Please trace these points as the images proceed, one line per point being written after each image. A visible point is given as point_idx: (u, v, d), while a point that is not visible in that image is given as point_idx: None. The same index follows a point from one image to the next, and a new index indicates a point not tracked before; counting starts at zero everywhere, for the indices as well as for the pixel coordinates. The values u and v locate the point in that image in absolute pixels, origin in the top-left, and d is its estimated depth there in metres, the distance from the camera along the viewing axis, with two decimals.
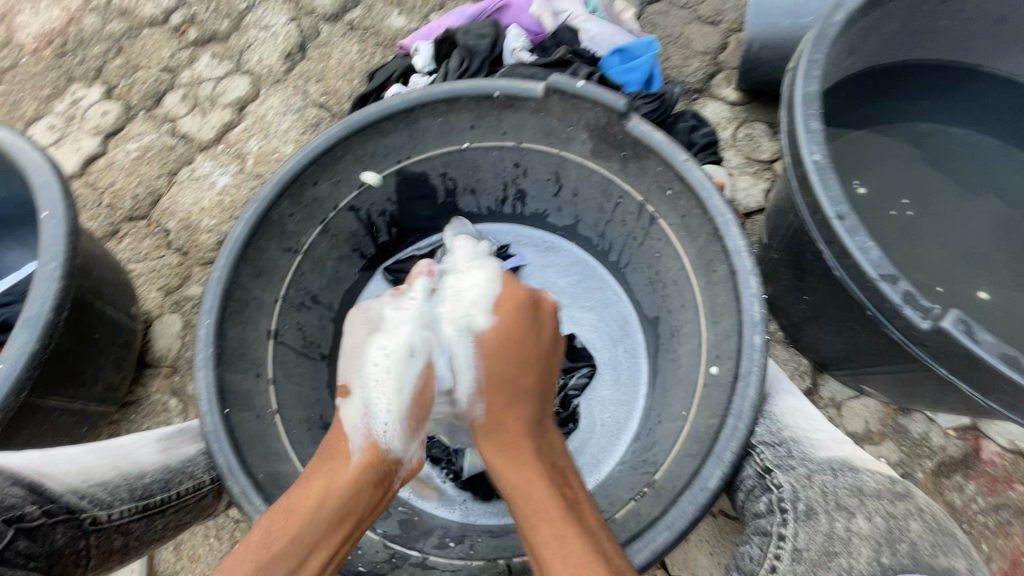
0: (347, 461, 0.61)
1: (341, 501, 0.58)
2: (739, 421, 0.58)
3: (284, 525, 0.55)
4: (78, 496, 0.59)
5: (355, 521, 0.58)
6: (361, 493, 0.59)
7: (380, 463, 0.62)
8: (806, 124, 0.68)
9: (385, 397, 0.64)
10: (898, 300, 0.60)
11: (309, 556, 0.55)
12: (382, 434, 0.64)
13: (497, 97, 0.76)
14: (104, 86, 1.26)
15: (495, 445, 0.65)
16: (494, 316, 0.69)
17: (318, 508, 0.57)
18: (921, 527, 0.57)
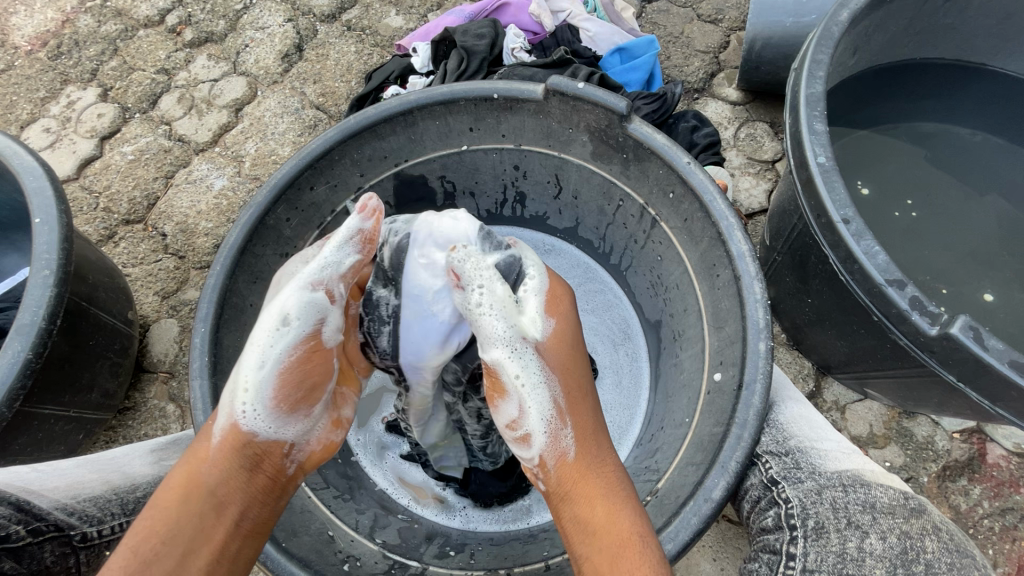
0: (207, 444, 0.54)
1: (209, 492, 0.52)
2: (743, 429, 0.57)
3: (156, 526, 0.50)
4: (68, 512, 0.57)
5: (235, 511, 0.52)
6: (232, 481, 0.53)
7: (241, 446, 0.54)
8: (811, 126, 0.67)
9: (244, 376, 0.53)
10: (906, 306, 0.59)
11: (185, 561, 0.49)
12: (244, 418, 0.54)
13: (496, 100, 0.75)
14: (99, 88, 1.24)
15: (580, 473, 0.56)
16: (551, 320, 0.61)
17: (183, 503, 0.51)
18: (937, 547, 0.54)
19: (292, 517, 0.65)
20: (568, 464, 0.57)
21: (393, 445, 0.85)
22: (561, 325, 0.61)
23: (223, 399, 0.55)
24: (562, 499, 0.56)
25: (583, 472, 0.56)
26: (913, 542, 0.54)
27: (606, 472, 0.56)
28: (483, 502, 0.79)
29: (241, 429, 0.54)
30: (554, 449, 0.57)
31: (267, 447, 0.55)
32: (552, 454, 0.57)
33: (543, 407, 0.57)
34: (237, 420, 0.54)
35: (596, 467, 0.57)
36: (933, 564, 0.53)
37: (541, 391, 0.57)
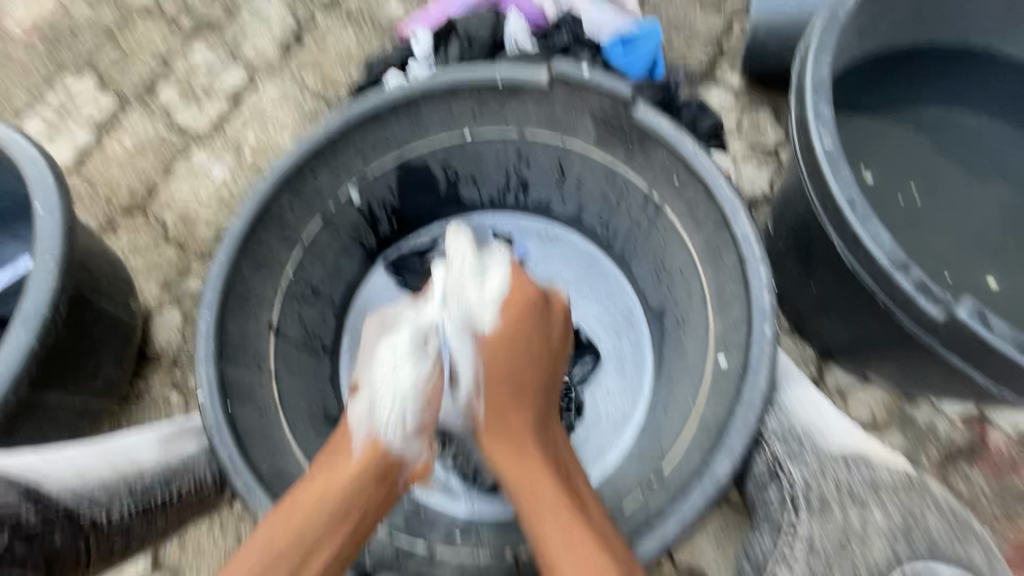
0: (351, 455, 0.59)
1: (343, 501, 0.56)
2: (749, 412, 0.57)
3: (293, 523, 0.54)
4: (77, 498, 0.57)
5: (360, 519, 0.57)
6: (361, 492, 0.57)
7: (380, 460, 0.59)
8: (816, 109, 0.66)
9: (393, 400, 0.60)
10: (911, 289, 0.60)
11: (307, 560, 0.53)
12: (384, 433, 0.60)
13: (500, 85, 0.75)
14: (97, 77, 1.23)
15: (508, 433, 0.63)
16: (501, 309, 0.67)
17: (320, 507, 0.55)
18: (939, 521, 0.57)
19: None
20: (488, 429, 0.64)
21: None
22: (515, 348, 0.67)
23: (363, 416, 0.61)
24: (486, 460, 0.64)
25: (498, 436, 0.63)
26: (915, 517, 0.57)
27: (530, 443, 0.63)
28: (488, 486, 0.80)
29: (379, 444, 0.59)
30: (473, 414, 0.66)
31: (393, 464, 0.60)
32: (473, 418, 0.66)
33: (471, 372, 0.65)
34: (376, 440, 0.59)
35: (521, 423, 0.64)
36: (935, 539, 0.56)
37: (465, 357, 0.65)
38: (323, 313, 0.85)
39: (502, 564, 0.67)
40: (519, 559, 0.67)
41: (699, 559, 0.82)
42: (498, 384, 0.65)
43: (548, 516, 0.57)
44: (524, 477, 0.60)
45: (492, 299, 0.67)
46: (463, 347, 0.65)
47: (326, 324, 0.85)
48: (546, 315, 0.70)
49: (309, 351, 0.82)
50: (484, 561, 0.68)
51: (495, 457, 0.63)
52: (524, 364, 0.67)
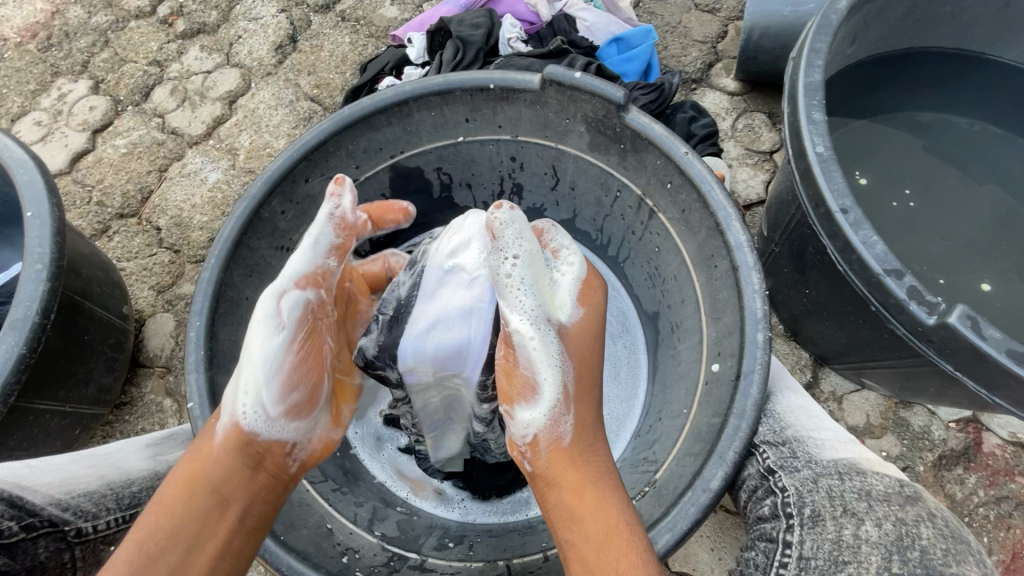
0: (210, 444, 0.57)
1: (214, 488, 0.55)
2: (741, 420, 0.57)
3: (161, 521, 0.53)
4: (62, 507, 0.56)
5: (237, 508, 0.56)
6: (233, 479, 0.56)
7: (243, 445, 0.57)
8: (809, 115, 0.66)
9: (251, 383, 0.57)
10: (903, 296, 0.59)
11: (191, 555, 0.53)
12: (244, 417, 0.57)
13: (493, 90, 0.74)
14: (91, 80, 1.23)
15: (571, 459, 0.58)
16: (580, 308, 0.63)
17: (187, 497, 0.55)
18: (933, 533, 0.54)
19: (291, 511, 0.65)
20: (562, 449, 0.58)
21: (392, 438, 0.85)
22: (586, 355, 0.62)
23: (226, 401, 0.58)
24: (551, 484, 0.58)
25: (575, 459, 0.58)
26: (908, 528, 0.53)
27: (597, 464, 0.58)
28: (482, 494, 0.80)
29: (241, 429, 0.57)
30: (552, 433, 0.59)
31: (267, 446, 0.58)
32: (548, 435, 0.59)
33: (555, 387, 0.59)
34: (235, 419, 0.57)
35: (592, 446, 0.59)
36: (928, 551, 0.51)
37: (555, 367, 0.59)
38: None
39: (495, 569, 0.65)
40: (511, 564, 0.65)
41: (694, 566, 0.82)
42: (580, 398, 0.61)
43: (629, 557, 0.51)
44: (605, 509, 0.54)
45: (568, 296, 0.63)
46: (552, 352, 0.59)
47: None
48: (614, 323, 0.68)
49: None
50: (475, 568, 0.66)
51: (567, 483, 0.57)
52: (595, 378, 0.63)
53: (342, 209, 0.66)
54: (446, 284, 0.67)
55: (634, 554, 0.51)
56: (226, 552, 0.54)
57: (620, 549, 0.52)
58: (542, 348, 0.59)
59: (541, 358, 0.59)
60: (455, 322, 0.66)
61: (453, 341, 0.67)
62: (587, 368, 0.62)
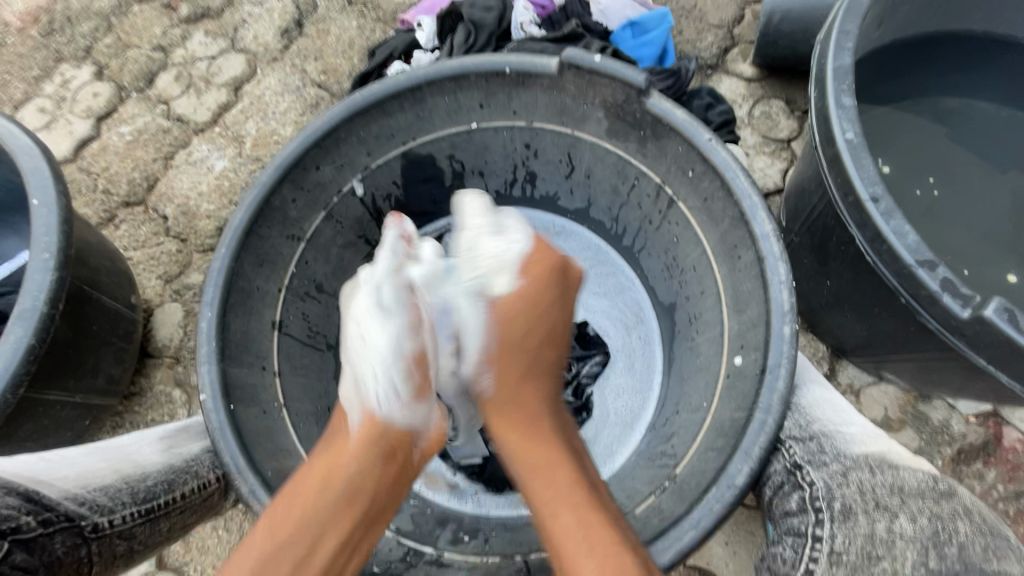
0: (348, 437, 0.59)
1: (348, 483, 0.56)
2: (767, 415, 0.56)
3: (292, 504, 0.55)
4: (78, 502, 0.55)
5: (364, 501, 0.56)
6: (367, 475, 0.57)
7: (378, 437, 0.58)
8: (838, 100, 0.64)
9: (371, 366, 0.57)
10: (936, 288, 0.57)
11: (311, 553, 0.53)
12: (376, 403, 0.58)
13: (509, 74, 0.72)
14: (94, 66, 1.21)
15: (502, 414, 0.64)
16: (519, 280, 0.67)
17: (323, 487, 0.55)
18: (970, 529, 0.52)
19: None
20: (487, 400, 0.66)
21: None
22: (520, 320, 0.66)
23: (353, 392, 0.60)
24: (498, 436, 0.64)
25: (518, 425, 0.63)
26: (945, 523, 0.52)
27: (544, 436, 0.62)
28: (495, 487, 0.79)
29: (376, 420, 0.58)
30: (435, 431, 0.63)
31: (399, 437, 0.59)
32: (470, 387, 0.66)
33: (472, 346, 0.65)
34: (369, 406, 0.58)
35: (529, 406, 0.65)
36: (970, 551, 0.51)
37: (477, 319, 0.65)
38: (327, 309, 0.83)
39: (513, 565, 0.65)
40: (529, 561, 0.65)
41: (709, 560, 0.81)
42: (506, 348, 0.66)
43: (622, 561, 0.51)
44: (553, 479, 0.59)
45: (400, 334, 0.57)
46: (474, 310, 0.65)
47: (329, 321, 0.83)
48: (560, 286, 0.70)
49: (313, 348, 0.80)
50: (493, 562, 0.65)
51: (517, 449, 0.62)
52: (539, 341, 0.68)
53: (402, 230, 0.67)
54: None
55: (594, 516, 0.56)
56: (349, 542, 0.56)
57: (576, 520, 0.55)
58: (467, 309, 0.65)
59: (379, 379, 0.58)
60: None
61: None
62: (514, 332, 0.66)
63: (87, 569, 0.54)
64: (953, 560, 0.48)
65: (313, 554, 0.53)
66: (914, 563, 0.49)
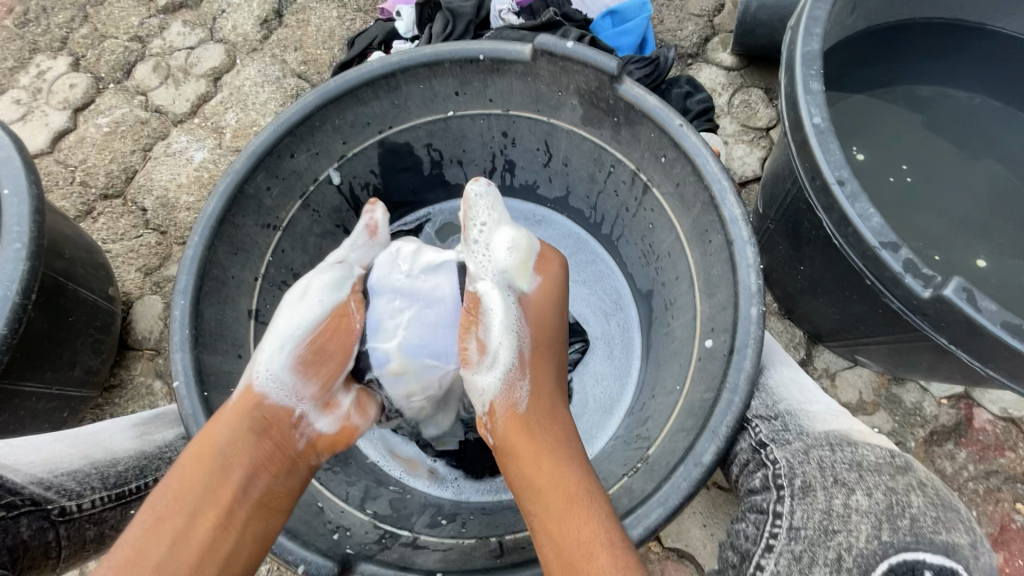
0: (222, 408, 0.59)
1: (220, 453, 0.56)
2: (734, 395, 0.57)
3: (172, 484, 0.55)
4: (44, 486, 0.55)
5: (238, 475, 0.56)
6: (240, 446, 0.57)
7: (254, 408, 0.59)
8: (806, 86, 0.64)
9: (268, 345, 0.61)
10: (899, 269, 0.59)
11: (192, 521, 0.53)
12: (259, 377, 0.60)
13: (483, 61, 0.72)
14: (70, 57, 1.19)
15: (520, 425, 0.61)
16: (538, 278, 0.68)
17: (192, 465, 0.55)
18: (922, 502, 0.53)
19: None
20: (517, 415, 0.62)
21: None
22: (542, 308, 0.67)
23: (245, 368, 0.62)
24: (507, 453, 0.60)
25: (529, 424, 0.61)
26: (898, 497, 0.53)
27: (546, 419, 0.62)
28: (475, 473, 0.79)
29: (253, 390, 0.59)
30: (508, 399, 0.62)
31: (276, 413, 0.60)
32: (503, 402, 0.62)
33: (508, 357, 0.63)
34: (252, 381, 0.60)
35: (550, 426, 0.61)
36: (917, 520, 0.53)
37: (512, 339, 0.63)
38: None
39: (487, 545, 0.65)
40: (504, 541, 0.65)
41: (687, 541, 0.82)
42: (539, 352, 0.65)
43: (599, 544, 0.52)
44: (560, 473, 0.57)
45: (527, 266, 0.68)
46: (510, 311, 0.64)
47: None
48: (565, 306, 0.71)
49: None
50: (468, 544, 0.66)
51: (523, 454, 0.59)
52: (544, 338, 0.67)
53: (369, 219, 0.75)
54: (398, 272, 0.71)
55: (592, 520, 0.54)
56: (229, 521, 0.54)
57: (579, 524, 0.54)
58: (502, 301, 0.64)
59: (497, 325, 0.63)
60: (414, 315, 0.69)
61: (418, 341, 0.69)
62: (540, 335, 0.66)
63: (55, 552, 0.56)
64: (905, 532, 0.50)
65: (191, 530, 0.53)
66: (869, 537, 0.50)
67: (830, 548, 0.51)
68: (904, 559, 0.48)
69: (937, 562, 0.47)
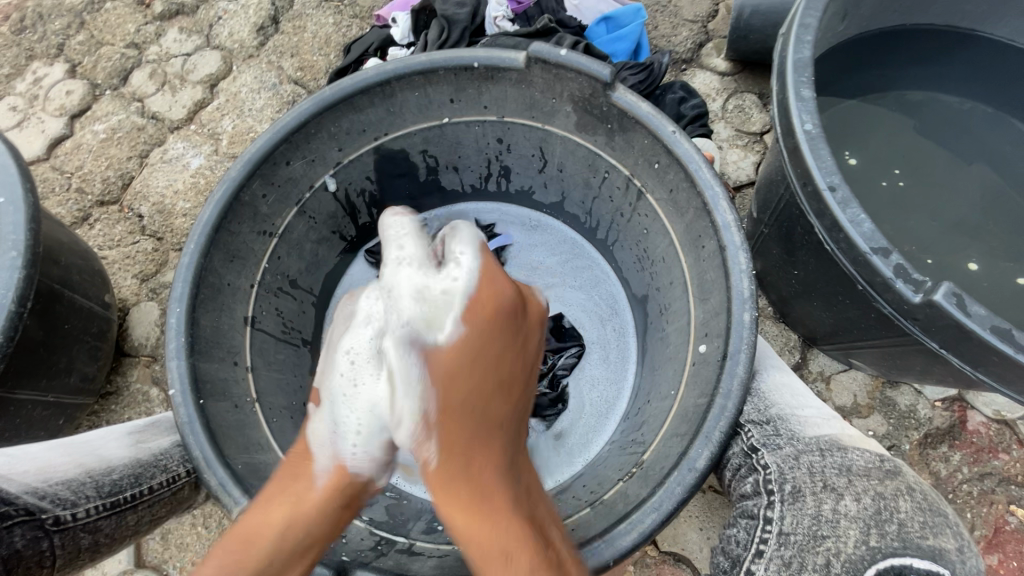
0: (313, 486, 0.57)
1: (307, 532, 0.54)
2: (727, 400, 0.57)
3: (243, 560, 0.52)
4: (38, 496, 0.55)
5: (320, 550, 0.55)
6: (325, 523, 0.55)
7: (346, 487, 0.58)
8: (798, 93, 0.65)
9: (356, 425, 0.60)
10: (890, 274, 0.59)
11: None
12: (350, 456, 0.59)
13: (477, 69, 0.73)
14: (67, 64, 1.19)
15: (447, 455, 0.56)
16: (476, 296, 0.61)
17: (283, 535, 0.53)
18: (911, 507, 0.55)
19: None
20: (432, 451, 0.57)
21: None
22: (485, 325, 0.60)
23: (330, 443, 0.60)
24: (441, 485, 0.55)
25: (449, 461, 0.56)
26: (887, 502, 0.55)
27: (462, 453, 0.56)
28: None
29: (346, 469, 0.58)
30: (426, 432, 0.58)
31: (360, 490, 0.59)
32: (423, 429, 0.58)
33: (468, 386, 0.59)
34: (341, 460, 0.59)
35: (482, 458, 0.56)
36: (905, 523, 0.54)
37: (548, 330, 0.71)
38: (302, 305, 0.83)
39: None
40: None
41: (683, 545, 0.82)
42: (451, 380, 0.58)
43: None
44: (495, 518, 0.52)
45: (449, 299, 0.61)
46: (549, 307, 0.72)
47: (305, 317, 0.84)
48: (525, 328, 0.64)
49: (287, 344, 0.80)
50: (463, 550, 0.65)
51: (455, 486, 0.55)
52: (501, 368, 0.60)
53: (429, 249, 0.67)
54: None
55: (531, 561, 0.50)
56: None
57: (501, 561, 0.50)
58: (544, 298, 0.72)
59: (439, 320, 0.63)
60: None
61: None
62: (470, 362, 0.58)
63: (49, 561, 0.55)
64: (892, 538, 0.52)
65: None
66: (856, 542, 0.52)
67: (819, 553, 0.52)
68: (892, 564, 0.50)
69: (922, 567, 0.50)
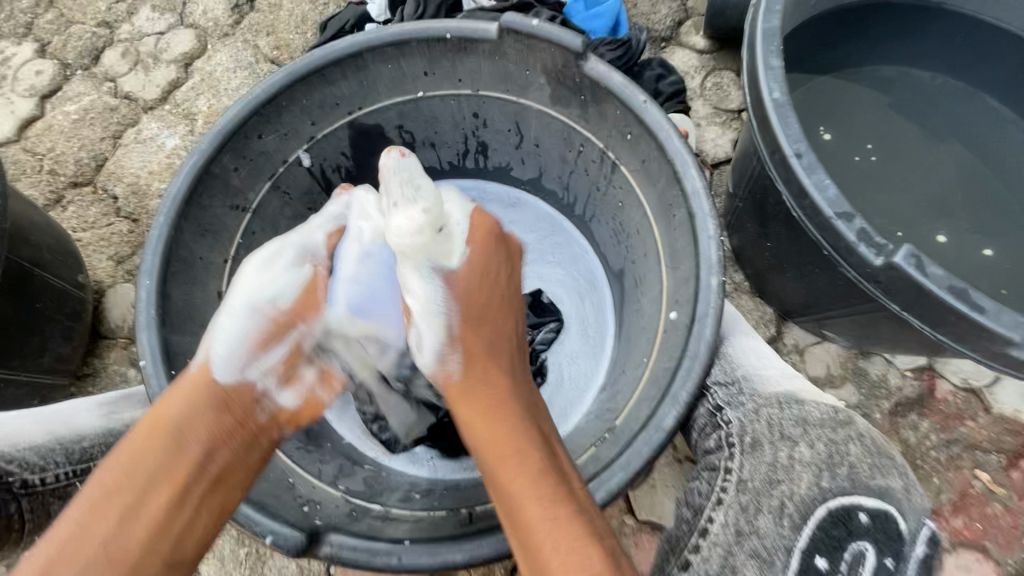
0: (184, 381, 0.58)
1: (174, 429, 0.54)
2: (695, 361, 0.58)
3: (130, 458, 0.53)
4: (6, 459, 0.59)
5: (199, 448, 0.55)
6: (197, 420, 0.56)
7: (214, 387, 0.58)
8: (766, 62, 0.66)
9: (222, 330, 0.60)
10: (853, 238, 0.60)
11: (145, 497, 0.52)
12: (220, 359, 0.59)
13: (449, 40, 0.73)
14: (35, 43, 1.17)
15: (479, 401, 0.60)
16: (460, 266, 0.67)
17: (148, 434, 0.54)
18: (860, 450, 0.63)
19: None
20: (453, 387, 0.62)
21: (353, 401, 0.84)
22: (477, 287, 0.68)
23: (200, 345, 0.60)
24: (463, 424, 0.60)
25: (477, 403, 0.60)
26: (838, 447, 0.63)
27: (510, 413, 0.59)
28: (450, 452, 0.81)
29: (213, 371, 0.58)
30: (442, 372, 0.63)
31: (235, 389, 0.59)
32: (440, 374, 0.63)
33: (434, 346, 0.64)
34: (212, 355, 0.59)
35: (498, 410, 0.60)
36: (855, 466, 0.62)
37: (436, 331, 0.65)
38: None
39: (457, 515, 0.66)
40: (473, 511, 0.66)
41: (660, 514, 0.84)
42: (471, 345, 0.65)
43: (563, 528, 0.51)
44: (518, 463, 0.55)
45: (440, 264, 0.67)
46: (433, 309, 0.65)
47: None
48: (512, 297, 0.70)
49: None
50: (438, 516, 0.67)
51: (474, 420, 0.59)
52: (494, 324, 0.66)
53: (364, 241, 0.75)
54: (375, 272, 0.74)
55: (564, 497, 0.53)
56: (183, 496, 0.53)
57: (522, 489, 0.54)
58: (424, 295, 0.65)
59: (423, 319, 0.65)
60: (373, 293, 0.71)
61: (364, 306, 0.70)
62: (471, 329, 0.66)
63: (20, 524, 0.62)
64: (842, 478, 0.61)
65: (141, 515, 0.51)
66: (808, 484, 0.61)
67: (773, 497, 0.61)
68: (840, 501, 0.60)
69: (870, 506, 0.60)
